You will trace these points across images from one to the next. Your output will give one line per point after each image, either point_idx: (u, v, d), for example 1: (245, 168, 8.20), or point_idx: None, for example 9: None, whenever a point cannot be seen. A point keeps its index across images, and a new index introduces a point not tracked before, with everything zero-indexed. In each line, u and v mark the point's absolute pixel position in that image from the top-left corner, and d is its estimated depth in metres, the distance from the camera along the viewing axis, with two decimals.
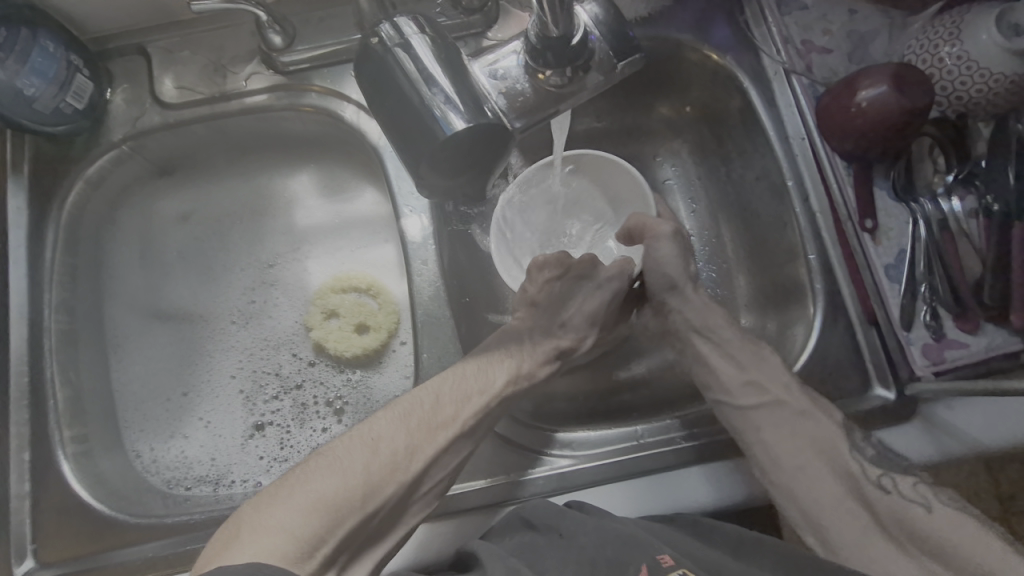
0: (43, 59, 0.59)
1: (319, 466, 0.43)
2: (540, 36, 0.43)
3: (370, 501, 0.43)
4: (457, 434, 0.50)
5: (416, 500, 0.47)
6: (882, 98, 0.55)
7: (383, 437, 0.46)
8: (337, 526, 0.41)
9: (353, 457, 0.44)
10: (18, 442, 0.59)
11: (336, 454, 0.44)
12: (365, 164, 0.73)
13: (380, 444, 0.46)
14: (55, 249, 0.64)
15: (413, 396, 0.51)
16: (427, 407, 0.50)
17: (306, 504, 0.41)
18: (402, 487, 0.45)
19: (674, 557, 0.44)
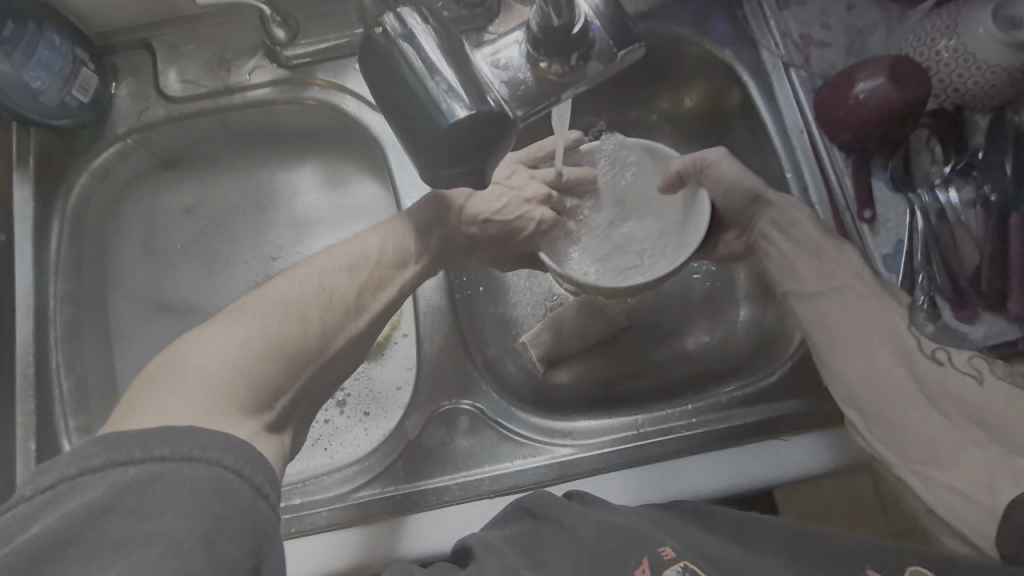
0: (50, 52, 0.59)
1: (257, 318, 0.43)
2: (542, 26, 0.44)
3: (307, 356, 0.45)
4: (396, 293, 0.54)
5: (352, 356, 0.51)
6: (880, 91, 0.55)
7: (321, 291, 0.47)
8: (278, 379, 0.42)
9: (293, 310, 0.45)
10: (23, 434, 0.60)
11: (275, 309, 0.44)
12: (366, 156, 0.74)
13: (319, 301, 0.47)
14: (60, 241, 0.64)
15: (349, 254, 0.52)
16: (361, 266, 0.51)
17: (253, 348, 0.42)
18: (347, 341, 0.49)
19: (675, 550, 0.44)
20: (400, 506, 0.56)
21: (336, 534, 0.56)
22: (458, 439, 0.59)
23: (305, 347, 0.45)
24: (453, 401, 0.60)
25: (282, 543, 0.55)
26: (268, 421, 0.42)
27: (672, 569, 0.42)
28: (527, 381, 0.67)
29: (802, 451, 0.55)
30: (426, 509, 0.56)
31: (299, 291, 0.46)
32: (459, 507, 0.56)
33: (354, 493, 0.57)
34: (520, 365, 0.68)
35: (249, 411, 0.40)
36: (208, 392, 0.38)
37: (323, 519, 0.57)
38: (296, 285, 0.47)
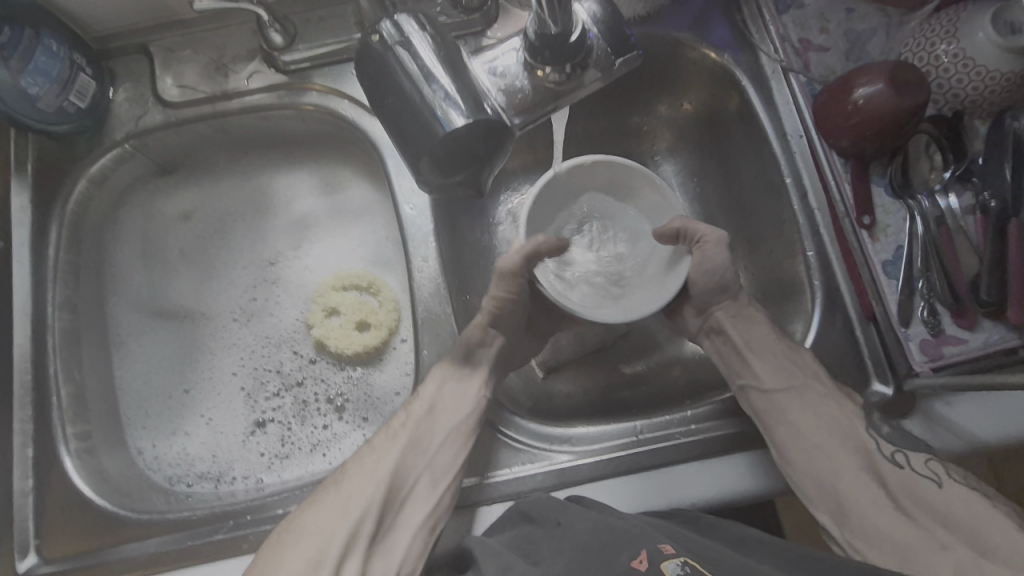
0: (47, 58, 0.59)
1: (309, 540, 0.49)
2: (539, 34, 0.44)
3: (361, 516, 0.51)
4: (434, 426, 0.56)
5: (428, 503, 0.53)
6: (878, 97, 0.55)
7: (372, 482, 0.53)
8: (330, 549, 0.49)
9: (347, 500, 0.52)
10: (21, 438, 0.60)
11: (335, 500, 0.52)
12: (366, 163, 0.74)
13: (369, 473, 0.53)
14: (58, 248, 0.64)
15: (394, 420, 0.57)
16: (403, 423, 0.57)
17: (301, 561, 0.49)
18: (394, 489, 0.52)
19: (675, 547, 0.43)
20: None
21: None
22: None
23: (360, 513, 0.51)
24: None
25: None
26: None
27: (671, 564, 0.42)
28: (524, 386, 0.67)
29: None
30: None
31: (351, 482, 0.53)
32: (458, 513, 0.56)
33: None
34: (519, 372, 0.68)
35: None
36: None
37: None
38: (353, 471, 0.54)
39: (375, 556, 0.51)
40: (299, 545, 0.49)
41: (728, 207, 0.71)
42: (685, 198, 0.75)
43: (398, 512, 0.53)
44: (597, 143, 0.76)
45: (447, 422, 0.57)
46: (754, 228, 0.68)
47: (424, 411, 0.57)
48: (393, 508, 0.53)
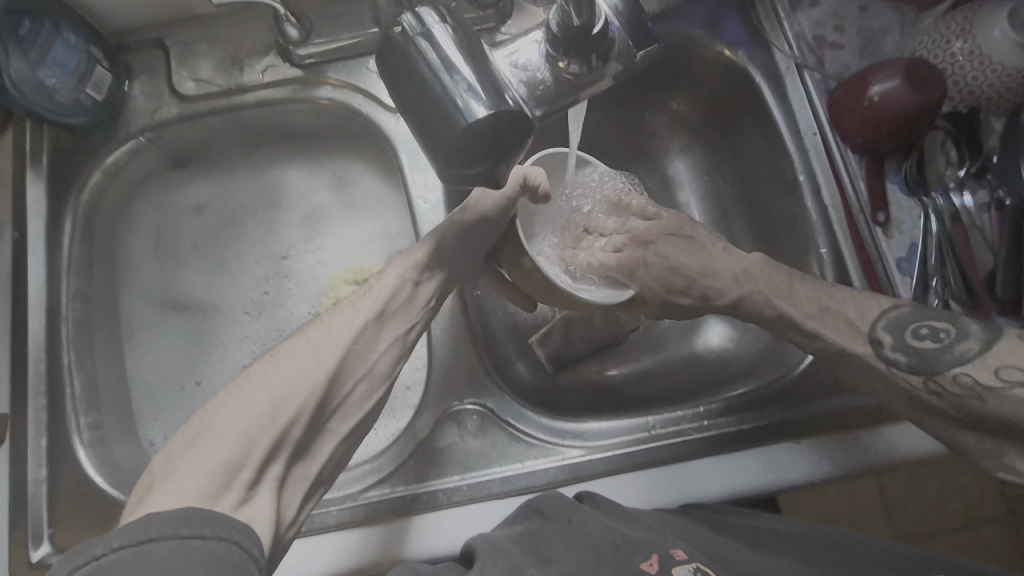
0: (65, 50, 0.60)
1: (223, 437, 0.41)
2: (563, 26, 0.45)
3: (292, 419, 0.43)
4: (380, 320, 0.51)
5: (357, 400, 0.48)
6: (894, 93, 0.56)
7: (307, 380, 0.45)
8: (256, 450, 0.41)
9: (278, 394, 0.43)
10: (34, 429, 0.60)
11: (261, 390, 0.43)
12: (378, 157, 0.74)
13: (305, 367, 0.45)
14: (72, 239, 0.64)
15: (333, 320, 0.50)
16: (348, 321, 0.49)
17: (212, 442, 0.40)
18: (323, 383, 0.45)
19: (687, 552, 0.44)
20: (413, 506, 0.56)
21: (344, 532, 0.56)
22: (465, 441, 0.58)
23: (293, 412, 0.43)
24: (466, 401, 0.60)
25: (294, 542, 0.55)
26: (241, 484, 0.39)
27: (684, 568, 0.43)
28: (533, 380, 0.67)
29: (813, 455, 0.55)
30: (438, 509, 0.56)
31: (283, 374, 0.44)
32: (473, 508, 0.56)
33: (365, 493, 0.57)
34: (530, 365, 0.68)
35: (221, 487, 0.38)
36: (193, 477, 0.38)
37: (334, 518, 0.56)
38: (284, 355, 0.46)
39: (298, 460, 0.44)
40: (212, 443, 0.40)
41: (741, 204, 0.71)
42: (697, 196, 0.75)
43: (330, 416, 0.46)
44: (607, 138, 0.76)
45: (395, 327, 0.52)
46: (767, 225, 0.68)
47: (373, 313, 0.50)
48: (325, 412, 0.46)
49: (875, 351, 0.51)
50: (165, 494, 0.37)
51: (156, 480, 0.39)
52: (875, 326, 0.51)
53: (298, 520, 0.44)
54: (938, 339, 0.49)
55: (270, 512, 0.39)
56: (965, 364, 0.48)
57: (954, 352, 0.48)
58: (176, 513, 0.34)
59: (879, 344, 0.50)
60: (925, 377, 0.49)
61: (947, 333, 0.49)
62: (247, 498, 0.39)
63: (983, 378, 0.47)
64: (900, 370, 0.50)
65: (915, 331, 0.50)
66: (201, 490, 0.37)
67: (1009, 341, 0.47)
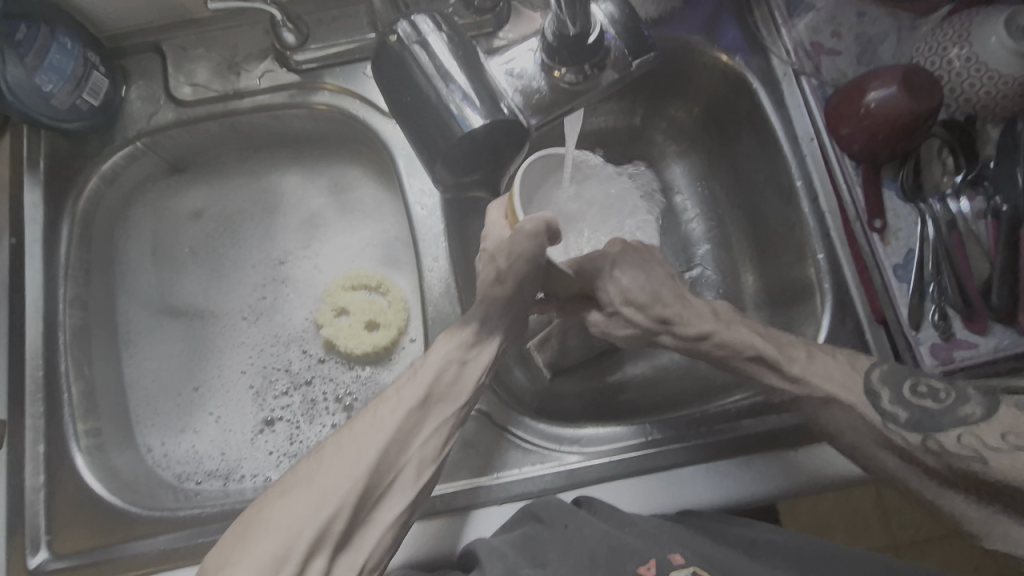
0: (61, 56, 0.60)
1: (276, 531, 0.42)
2: (558, 35, 0.45)
3: (334, 513, 0.43)
4: (422, 403, 0.49)
5: (402, 488, 0.47)
6: (890, 100, 0.56)
7: (349, 475, 0.45)
8: (300, 545, 0.41)
9: (321, 490, 0.44)
10: (32, 434, 0.60)
11: (307, 487, 0.44)
12: (376, 162, 0.74)
13: (348, 463, 0.45)
14: (69, 244, 0.64)
15: (378, 406, 0.49)
16: (390, 408, 0.49)
17: (263, 536, 0.42)
18: (365, 479, 0.45)
19: (684, 557, 0.45)
20: None
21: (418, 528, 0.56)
22: (462, 447, 0.58)
23: (335, 508, 0.43)
24: None
25: None
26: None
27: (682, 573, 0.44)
28: (531, 386, 0.67)
29: (809, 461, 0.56)
30: (436, 515, 0.56)
31: (328, 471, 0.45)
32: (470, 514, 0.56)
33: None
34: (527, 372, 0.68)
35: None
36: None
37: None
38: (329, 448, 0.47)
39: (344, 554, 0.44)
40: (265, 537, 0.42)
41: (738, 210, 0.71)
42: (695, 202, 0.75)
43: (374, 506, 0.46)
44: (605, 143, 0.76)
45: (439, 412, 0.50)
46: (764, 230, 0.68)
47: (418, 400, 0.49)
48: (370, 501, 0.45)
49: (871, 401, 0.52)
50: None
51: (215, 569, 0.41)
52: (872, 379, 0.53)
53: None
54: (939, 399, 0.51)
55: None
56: (966, 425, 0.49)
57: (956, 414, 0.50)
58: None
59: (874, 396, 0.52)
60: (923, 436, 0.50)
61: (946, 396, 0.51)
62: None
63: (988, 442, 0.48)
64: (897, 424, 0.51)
65: (915, 391, 0.51)
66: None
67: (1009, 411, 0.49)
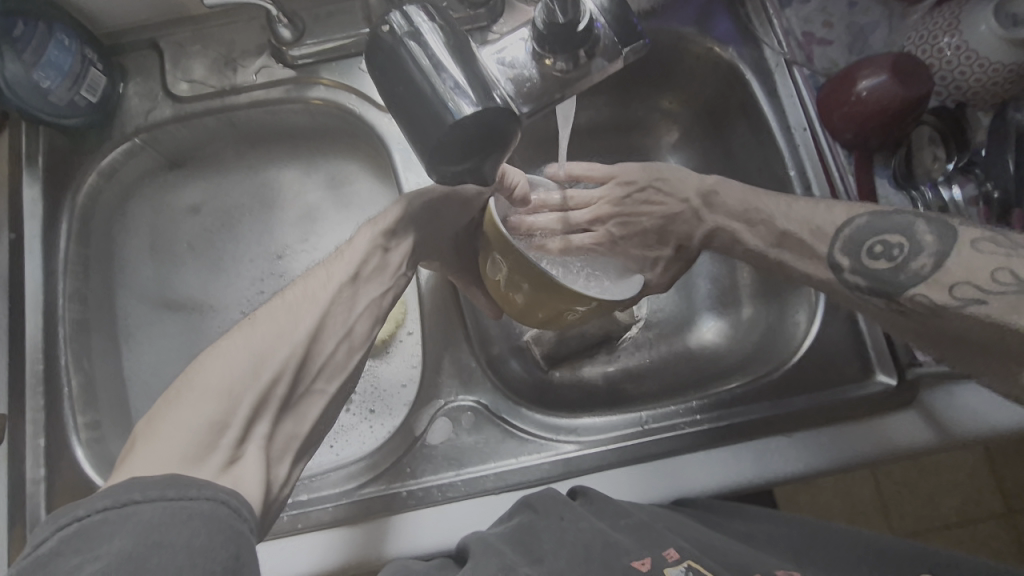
0: (60, 52, 0.60)
1: (206, 395, 0.41)
2: (548, 24, 0.45)
3: (275, 376, 0.44)
4: (351, 279, 0.52)
5: (333, 360, 0.49)
6: (882, 88, 0.56)
7: (288, 340, 0.46)
8: (241, 408, 0.42)
9: (256, 353, 0.44)
10: (33, 429, 0.60)
11: (239, 348, 0.44)
12: (373, 156, 0.74)
13: (286, 329, 0.47)
14: (69, 240, 0.65)
15: (309, 284, 0.51)
16: (322, 286, 0.51)
17: (200, 396, 0.41)
18: (300, 345, 0.46)
19: (679, 552, 0.44)
20: (407, 503, 0.56)
21: (367, 524, 0.56)
22: (459, 437, 0.59)
23: (274, 370, 0.44)
24: (460, 398, 0.60)
25: (288, 539, 0.56)
26: (233, 439, 0.40)
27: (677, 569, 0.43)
28: (528, 376, 0.67)
29: (803, 448, 0.56)
30: (433, 505, 0.56)
31: (261, 334, 0.46)
32: (467, 503, 0.56)
33: (358, 490, 0.57)
34: (525, 363, 0.68)
35: (208, 447, 0.39)
36: (181, 435, 0.39)
37: (328, 515, 0.57)
38: (259, 320, 0.47)
39: (285, 418, 0.45)
40: (196, 400, 0.41)
41: None
42: None
43: (316, 377, 0.48)
44: (599, 136, 0.76)
45: (370, 291, 0.54)
46: None
47: (346, 278, 0.52)
48: (309, 373, 0.47)
49: (836, 275, 0.51)
50: (156, 448, 0.38)
51: (137, 439, 0.39)
52: (833, 249, 0.51)
53: (289, 480, 0.44)
54: (892, 258, 0.48)
55: (260, 469, 0.40)
56: (921, 283, 0.46)
57: (911, 270, 0.47)
58: (167, 479, 0.35)
59: (838, 268, 0.50)
60: (885, 298, 0.48)
61: (900, 247, 0.48)
62: (236, 457, 0.40)
63: (939, 298, 0.45)
64: (863, 292, 0.50)
65: (871, 251, 0.49)
66: (188, 451, 0.38)
67: (963, 255, 0.45)
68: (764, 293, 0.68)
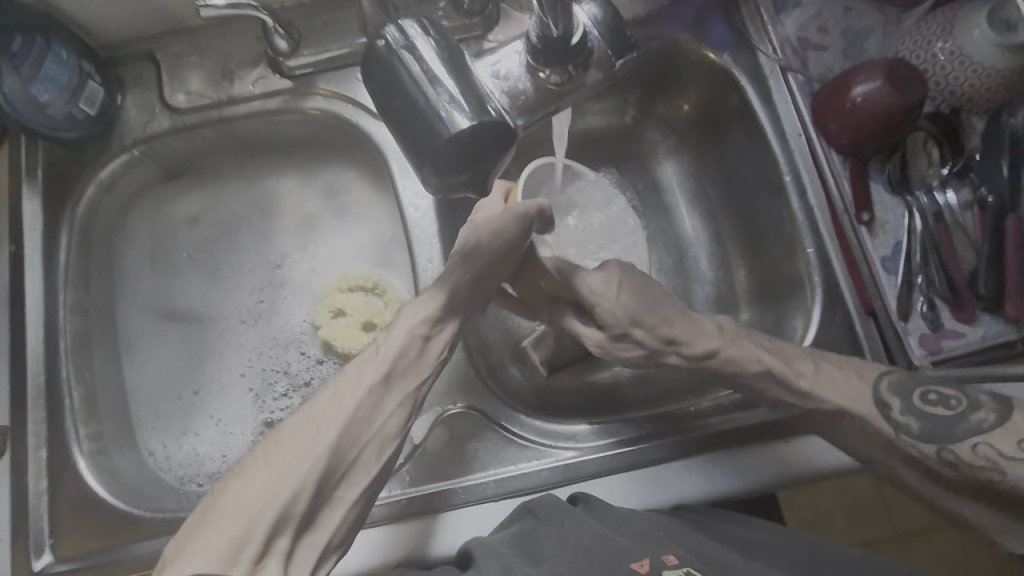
0: (57, 66, 0.60)
1: (233, 514, 0.41)
2: (542, 36, 0.45)
3: (296, 494, 0.43)
4: (385, 372, 0.49)
5: (361, 468, 0.47)
6: (876, 94, 0.56)
7: (310, 454, 0.44)
8: (261, 526, 0.41)
9: (277, 473, 0.43)
10: (35, 440, 0.61)
11: (266, 465, 0.43)
12: (370, 164, 0.75)
13: (311, 440, 0.45)
14: (68, 252, 0.65)
15: (341, 384, 0.48)
16: (354, 388, 0.48)
17: (226, 512, 0.41)
18: (324, 463, 0.44)
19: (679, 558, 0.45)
20: (408, 511, 0.57)
21: (369, 532, 0.56)
22: (459, 445, 0.59)
23: (295, 486, 0.43)
24: (459, 405, 0.60)
25: None
26: (253, 563, 0.40)
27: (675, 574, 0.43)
28: (527, 382, 0.67)
29: (802, 453, 0.56)
30: (432, 513, 0.57)
31: (286, 450, 0.44)
32: (468, 510, 0.57)
33: None
34: (525, 370, 0.68)
35: (228, 567, 0.39)
36: (205, 557, 0.39)
37: None
38: (289, 428, 0.46)
39: (308, 534, 0.44)
40: (223, 519, 0.41)
41: (730, 206, 0.72)
42: (686, 198, 0.75)
43: (338, 484, 0.46)
44: (598, 141, 0.76)
45: (403, 388, 0.50)
46: (755, 225, 0.68)
47: (378, 377, 0.49)
48: (332, 481, 0.45)
49: (883, 412, 0.52)
50: (180, 571, 0.38)
51: (172, 556, 0.40)
52: (881, 388, 0.53)
53: None
54: (950, 405, 0.51)
55: None
56: (980, 434, 0.50)
57: (970, 422, 0.50)
58: None
59: (886, 406, 0.52)
60: (936, 446, 0.51)
61: (957, 402, 0.51)
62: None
63: (1005, 447, 0.49)
64: (909, 434, 0.52)
65: (926, 397, 0.52)
66: (210, 569, 0.38)
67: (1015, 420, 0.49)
68: (759, 295, 0.69)
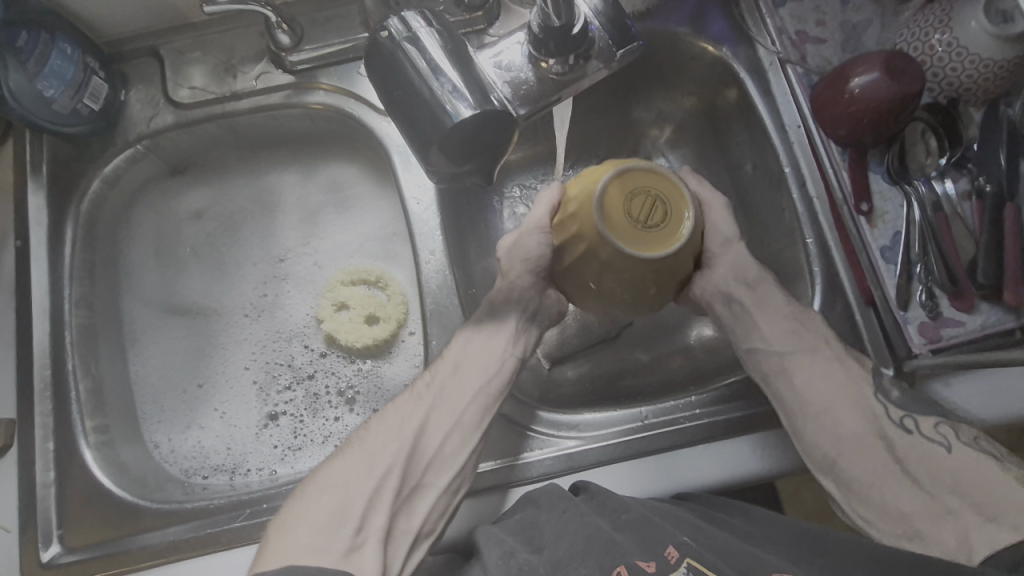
0: (61, 61, 0.61)
1: (336, 497, 0.48)
2: (544, 26, 0.46)
3: (386, 475, 0.49)
4: (455, 366, 0.55)
5: (446, 453, 0.52)
6: (874, 86, 0.57)
7: (394, 444, 0.51)
8: (359, 506, 0.47)
9: (370, 457, 0.50)
10: (42, 432, 0.61)
11: (358, 455, 0.51)
12: (372, 159, 0.75)
13: (396, 430, 0.52)
14: (73, 247, 0.66)
15: (416, 383, 0.55)
16: (428, 384, 0.54)
17: (327, 496, 0.48)
18: (410, 450, 0.51)
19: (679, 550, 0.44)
20: None
21: None
22: None
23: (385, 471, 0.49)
24: None
25: None
26: (355, 542, 0.46)
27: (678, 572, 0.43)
28: (532, 376, 0.68)
29: None
30: None
31: (374, 437, 0.51)
32: (473, 499, 0.57)
33: None
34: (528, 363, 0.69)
35: (334, 544, 0.45)
36: (315, 534, 0.46)
37: None
38: (374, 423, 0.53)
39: (400, 515, 0.49)
40: (325, 500, 0.48)
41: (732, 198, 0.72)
42: None
43: (424, 473, 0.51)
44: (599, 136, 0.77)
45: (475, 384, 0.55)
46: (755, 219, 0.70)
47: (448, 374, 0.55)
48: (418, 469, 0.51)
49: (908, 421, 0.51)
50: (289, 550, 0.45)
51: (279, 533, 0.47)
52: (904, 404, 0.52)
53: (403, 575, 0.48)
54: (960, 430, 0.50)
55: (376, 566, 0.45)
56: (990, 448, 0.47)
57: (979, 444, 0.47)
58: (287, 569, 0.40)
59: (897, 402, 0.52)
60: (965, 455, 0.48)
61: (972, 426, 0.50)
62: (355, 548, 0.46)
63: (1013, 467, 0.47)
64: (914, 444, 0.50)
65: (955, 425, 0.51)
66: (319, 547, 0.45)
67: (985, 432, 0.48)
68: None
